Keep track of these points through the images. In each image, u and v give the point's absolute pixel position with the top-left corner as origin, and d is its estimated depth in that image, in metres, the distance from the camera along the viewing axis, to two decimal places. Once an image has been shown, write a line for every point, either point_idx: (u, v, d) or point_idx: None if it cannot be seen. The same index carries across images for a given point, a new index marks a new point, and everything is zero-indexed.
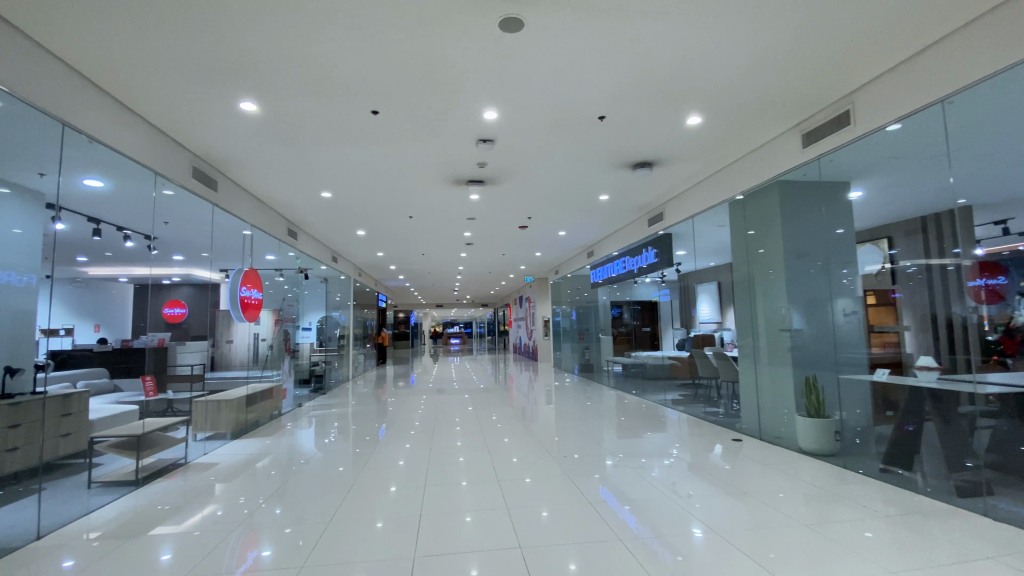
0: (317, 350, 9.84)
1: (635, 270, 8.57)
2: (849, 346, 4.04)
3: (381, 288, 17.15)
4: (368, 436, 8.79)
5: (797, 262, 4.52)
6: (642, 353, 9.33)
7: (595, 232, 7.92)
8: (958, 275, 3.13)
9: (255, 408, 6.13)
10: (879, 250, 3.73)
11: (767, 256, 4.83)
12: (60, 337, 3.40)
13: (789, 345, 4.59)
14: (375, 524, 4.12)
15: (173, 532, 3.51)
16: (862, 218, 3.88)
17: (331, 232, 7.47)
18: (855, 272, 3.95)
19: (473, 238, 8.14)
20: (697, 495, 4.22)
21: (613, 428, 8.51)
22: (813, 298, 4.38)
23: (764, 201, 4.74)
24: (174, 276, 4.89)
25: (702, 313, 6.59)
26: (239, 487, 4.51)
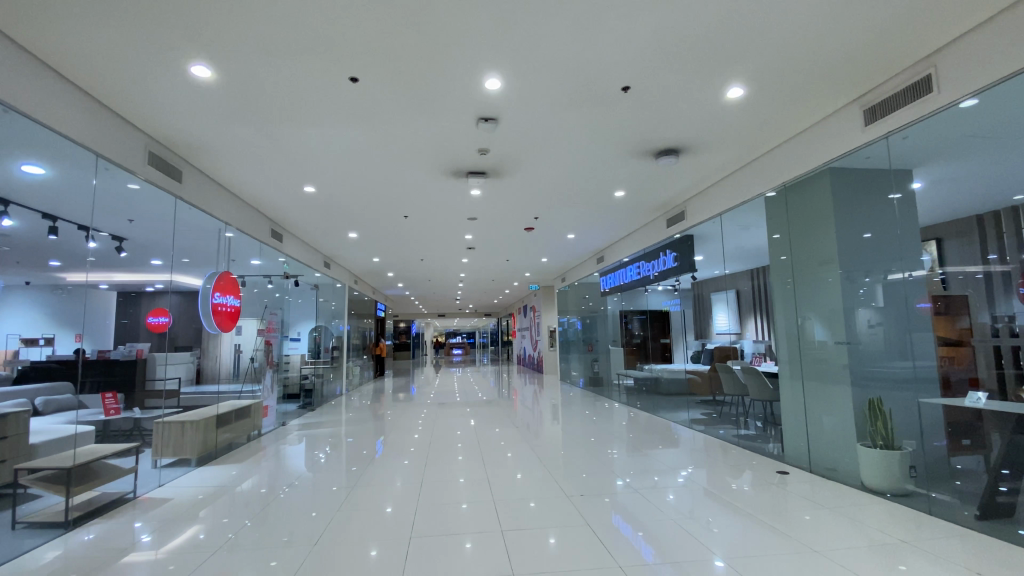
0: (307, 362, 9.23)
1: (648, 277, 7.98)
2: (876, 361, 3.70)
3: (379, 297, 16.55)
4: (363, 453, 8.17)
5: (817, 269, 4.17)
6: (654, 366, 8.69)
7: (607, 235, 7.31)
8: (1001, 281, 2.76)
9: (229, 429, 5.48)
10: (910, 257, 3.39)
11: (790, 263, 4.46)
12: (40, 347, 3.24)
13: (815, 360, 4.24)
14: (369, 552, 3.53)
15: (153, 558, 3.06)
16: (891, 222, 3.55)
17: (322, 235, 6.89)
18: (883, 281, 3.62)
19: (476, 242, 7.54)
20: (717, 525, 3.68)
21: (625, 447, 7.81)
22: (835, 309, 4.02)
23: (789, 203, 4.37)
24: (157, 283, 4.55)
25: (717, 324, 6.16)
26: (222, 508, 4.06)
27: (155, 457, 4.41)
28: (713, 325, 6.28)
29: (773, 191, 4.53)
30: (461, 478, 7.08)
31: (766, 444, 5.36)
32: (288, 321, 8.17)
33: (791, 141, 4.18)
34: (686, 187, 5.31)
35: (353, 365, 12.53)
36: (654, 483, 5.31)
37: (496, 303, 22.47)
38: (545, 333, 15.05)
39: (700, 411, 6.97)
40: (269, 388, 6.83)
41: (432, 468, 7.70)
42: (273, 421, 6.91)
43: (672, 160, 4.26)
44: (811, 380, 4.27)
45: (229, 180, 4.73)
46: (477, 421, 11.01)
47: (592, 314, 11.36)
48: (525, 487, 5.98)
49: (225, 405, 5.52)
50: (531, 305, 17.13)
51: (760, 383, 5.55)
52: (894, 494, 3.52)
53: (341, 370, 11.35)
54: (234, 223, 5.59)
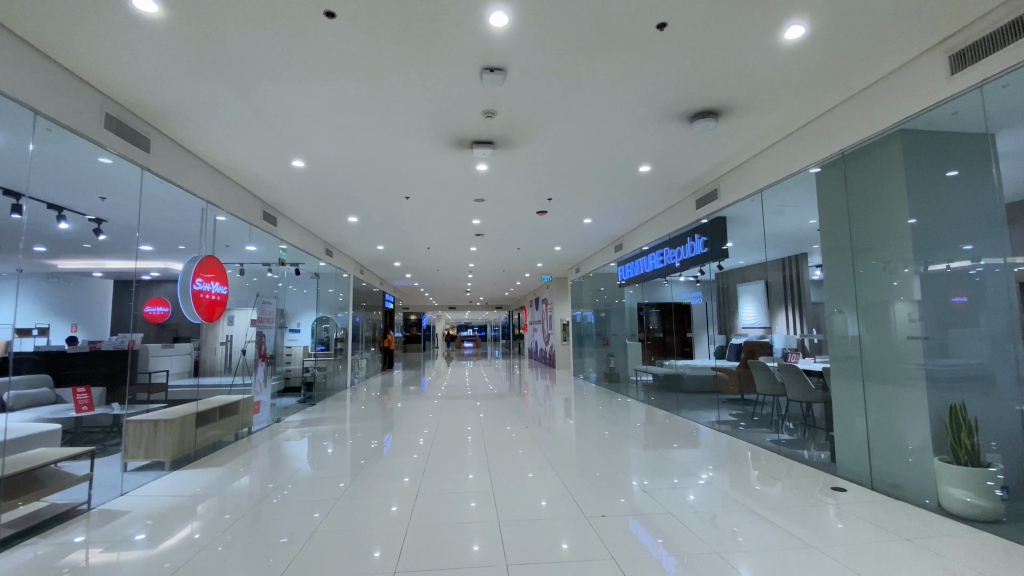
0: (308, 355, 8.77)
1: (672, 266, 7.39)
2: (909, 359, 3.38)
3: (388, 288, 16.12)
4: (369, 449, 7.62)
5: (842, 258, 3.92)
6: (675, 361, 8.10)
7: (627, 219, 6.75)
8: None
9: (216, 427, 5.01)
10: (950, 244, 3.08)
11: (828, 250, 4.05)
12: (33, 336, 3.14)
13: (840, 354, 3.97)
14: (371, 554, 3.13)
15: (145, 557, 2.88)
16: (936, 203, 3.19)
17: (322, 219, 6.43)
18: (919, 271, 3.29)
19: (485, 228, 7.04)
20: (749, 540, 3.21)
21: (647, 446, 7.20)
22: (868, 301, 3.70)
23: (829, 182, 3.97)
24: (152, 271, 4.27)
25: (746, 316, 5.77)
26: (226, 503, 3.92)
27: (125, 460, 3.98)
28: (743, 318, 5.78)
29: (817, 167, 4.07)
30: (469, 475, 6.62)
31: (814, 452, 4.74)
32: (285, 311, 7.71)
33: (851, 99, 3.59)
34: (721, 160, 4.74)
35: (359, 358, 12.08)
36: (675, 484, 4.88)
37: (507, 295, 21.93)
38: (558, 325, 14.54)
39: (730, 412, 6.37)
40: (262, 383, 6.33)
41: (439, 464, 7.23)
42: (266, 416, 6.41)
43: (709, 125, 3.70)
44: (841, 376, 3.96)
45: (212, 151, 4.27)
46: (487, 416, 10.56)
47: (609, 306, 10.79)
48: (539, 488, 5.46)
49: (211, 400, 5.06)
50: (543, 298, 16.59)
51: (802, 382, 4.99)
52: (948, 506, 3.07)
53: (347, 362, 10.87)
54: (223, 203, 5.15)
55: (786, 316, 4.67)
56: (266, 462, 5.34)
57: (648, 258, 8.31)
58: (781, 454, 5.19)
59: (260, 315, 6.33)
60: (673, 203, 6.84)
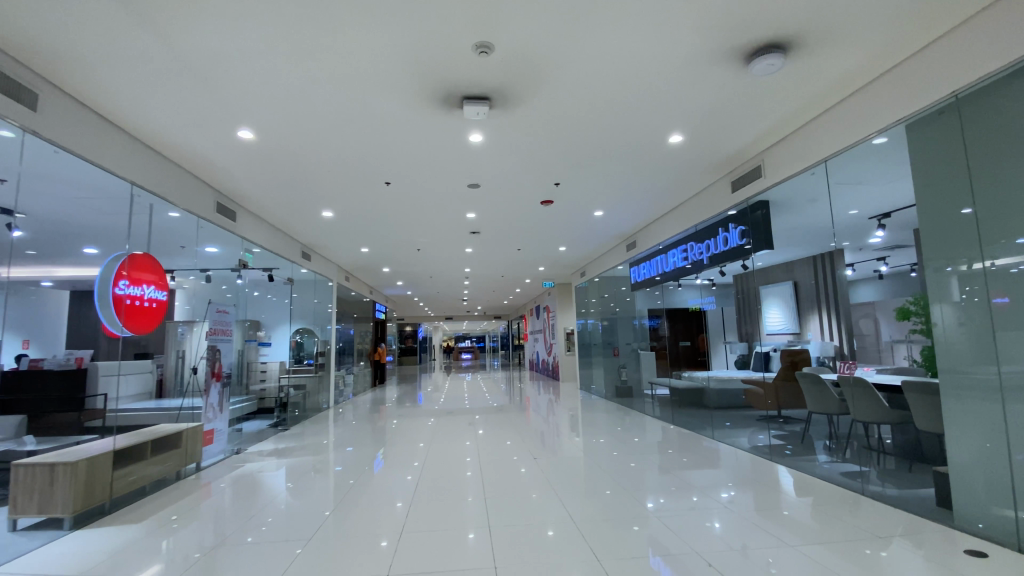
0: (281, 373, 7.78)
1: (694, 265, 6.49)
2: (1019, 362, 2.80)
3: (378, 298, 15.12)
4: (353, 476, 6.58)
5: (868, 255, 3.76)
6: (698, 374, 7.15)
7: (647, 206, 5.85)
8: None
9: (151, 461, 4.10)
10: None
11: (943, 228, 3.20)
12: None
13: (882, 358, 3.78)
14: None
15: None
16: None
17: (291, 211, 5.51)
18: (986, 267, 2.94)
19: (482, 222, 6.12)
20: None
21: (675, 468, 6.18)
22: (957, 296, 3.13)
23: (946, 138, 3.13)
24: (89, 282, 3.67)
25: (768, 322, 5.16)
26: (185, 540, 3.41)
27: (13, 517, 3.11)
28: (764, 324, 5.23)
29: (882, 136, 3.55)
30: (471, 501, 5.65)
31: (903, 491, 3.72)
32: (252, 323, 6.74)
33: (980, 14, 2.73)
34: (771, 123, 3.86)
35: (345, 374, 11.05)
36: (697, 512, 4.34)
37: (505, 304, 20.95)
38: (561, 335, 13.64)
39: (773, 434, 5.38)
40: (217, 407, 5.27)
41: (436, 488, 6.26)
42: (221, 448, 5.31)
43: (773, 64, 2.84)
44: (902, 386, 3.64)
45: (136, 115, 3.40)
46: (486, 431, 9.63)
47: (617, 313, 9.85)
48: (554, 524, 4.51)
49: (142, 433, 4.12)
50: (544, 305, 15.66)
51: (871, 398, 4.07)
52: None
53: (330, 381, 9.80)
54: (164, 189, 4.24)
55: (818, 320, 4.42)
56: (222, 501, 4.41)
57: (662, 258, 7.41)
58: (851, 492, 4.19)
59: (220, 328, 5.33)
60: (699, 190, 5.95)
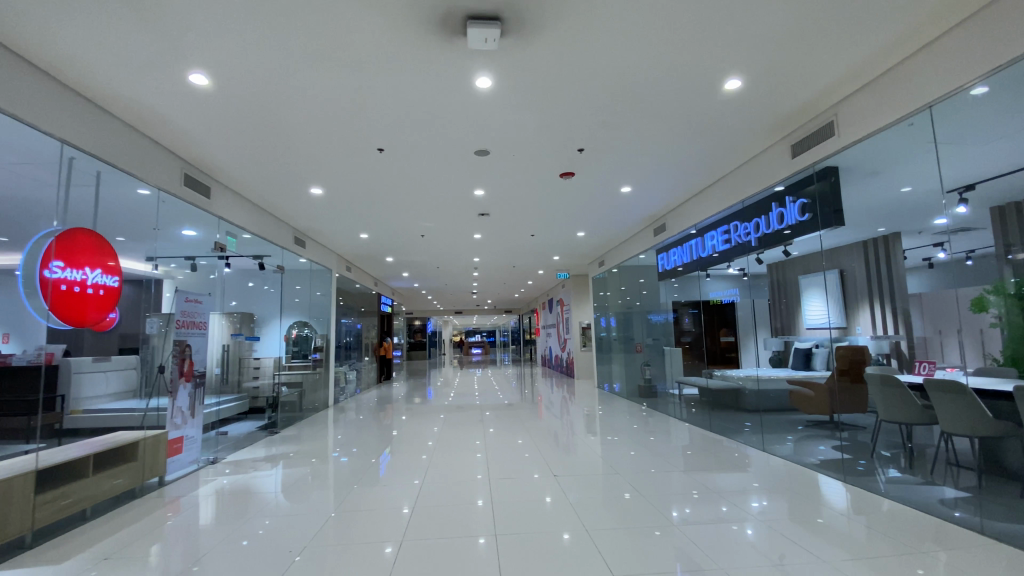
0: (276, 371, 7.09)
1: (737, 249, 5.69)
2: None
3: (385, 290, 14.51)
4: (354, 479, 5.96)
5: (924, 240, 3.35)
6: (734, 373, 6.37)
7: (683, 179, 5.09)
8: None
9: (97, 480, 3.48)
10: None
11: None
12: None
13: (937, 355, 3.43)
14: None
15: None
16: None
17: (276, 187, 4.84)
18: None
19: (493, 200, 5.40)
20: None
21: (714, 477, 5.36)
22: None
23: None
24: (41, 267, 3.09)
25: (807, 316, 4.73)
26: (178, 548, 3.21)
27: None
28: (803, 318, 4.79)
29: (995, 78, 2.84)
30: (482, 506, 4.98)
31: None
32: (239, 316, 6.17)
33: None
34: (854, 63, 3.09)
35: (348, 370, 10.39)
36: (723, 521, 4.06)
37: (516, 297, 20.19)
38: (576, 329, 12.94)
39: (832, 445, 4.60)
40: (190, 411, 4.59)
41: (442, 492, 5.63)
42: (193, 456, 4.57)
43: None
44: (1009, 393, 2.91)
45: (59, 53, 2.76)
46: (496, 429, 8.99)
47: (639, 306, 9.10)
48: (576, 542, 3.84)
49: (81, 448, 3.45)
50: (558, 298, 14.90)
51: (973, 409, 3.24)
52: None
53: (331, 379, 9.07)
54: (115, 154, 3.60)
55: (865, 313, 4.02)
56: (195, 517, 3.80)
57: (695, 244, 6.62)
58: (951, 521, 3.38)
59: (190, 319, 4.61)
60: (742, 162, 5.16)
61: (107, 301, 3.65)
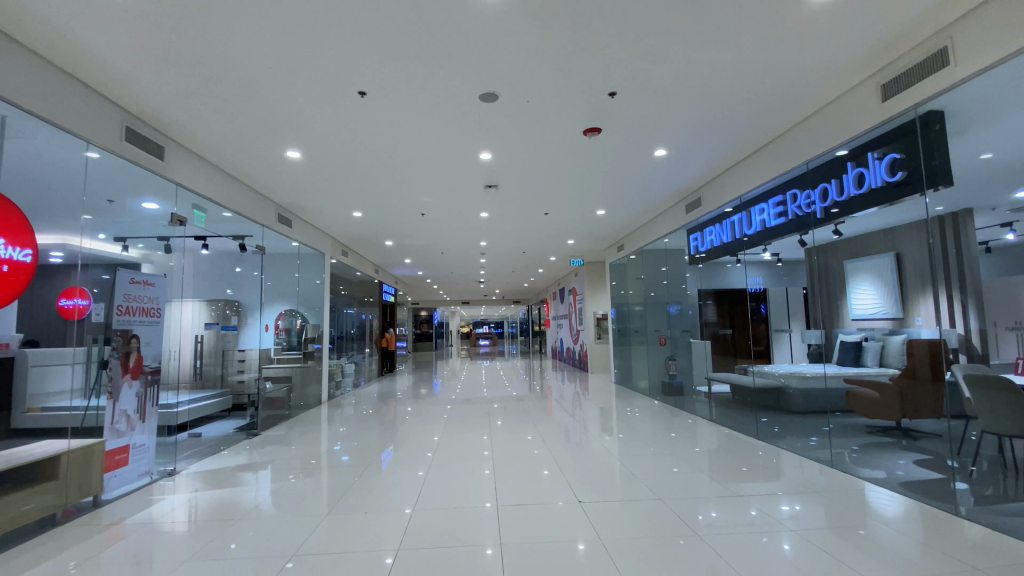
0: (263, 365, 6.39)
1: (799, 223, 4.73)
2: None
3: (388, 277, 13.80)
4: (353, 478, 5.29)
5: (989, 220, 2.90)
6: (769, 368, 5.67)
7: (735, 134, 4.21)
8: None
9: (3, 505, 2.69)
10: None
11: None
12: None
13: (997, 352, 2.97)
14: None
15: None
16: None
17: (244, 145, 4.06)
18: None
19: (502, 166, 4.59)
20: None
21: (737, 486, 4.61)
22: None
23: None
24: None
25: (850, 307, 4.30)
26: None
27: None
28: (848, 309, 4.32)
29: None
30: (487, 512, 4.22)
31: None
32: (223, 303, 6.72)
33: None
34: None
35: (347, 363, 9.72)
36: (766, 532, 3.43)
37: (526, 287, 19.33)
38: (590, 319, 12.14)
39: (912, 459, 3.77)
40: (140, 412, 3.87)
41: (443, 492, 4.93)
42: (144, 468, 3.86)
43: None
44: None
45: None
46: (505, 423, 8.28)
47: (661, 295, 8.30)
48: (595, 552, 3.13)
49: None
50: (571, 287, 14.10)
51: None
52: None
53: (325, 374, 8.15)
54: (34, 93, 2.86)
55: (927, 302, 3.45)
56: (148, 540, 3.08)
57: (737, 220, 5.68)
58: None
59: (137, 305, 3.85)
60: (807, 114, 4.21)
61: (22, 280, 2.82)
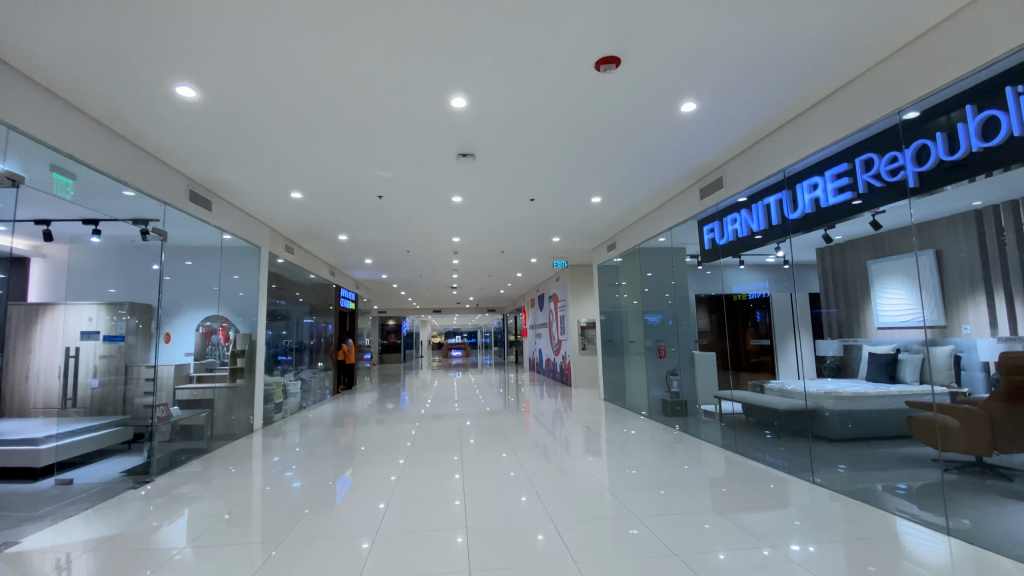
0: (175, 388, 5.22)
1: (871, 198, 3.52)
2: None
3: (348, 282, 12.52)
4: (286, 513, 4.10)
5: None
6: (782, 384, 4.76)
7: (786, 71, 3.19)
8: None
9: None
10: None
11: None
12: None
13: None
14: None
15: None
16: None
17: (109, 66, 2.81)
18: None
19: (477, 122, 3.52)
20: None
21: (744, 517, 3.63)
22: None
23: None
24: None
25: (890, 310, 3.51)
26: None
27: None
28: (899, 316, 3.42)
29: None
30: (450, 560, 3.09)
31: None
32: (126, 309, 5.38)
33: None
34: None
35: (293, 379, 8.41)
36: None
37: (501, 295, 18.27)
38: (572, 328, 11.13)
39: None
40: None
41: (394, 522, 3.83)
42: None
43: None
44: None
45: None
46: (477, 441, 7.15)
47: (656, 299, 7.27)
48: None
49: None
50: (550, 294, 13.09)
51: None
52: None
53: (261, 396, 6.79)
54: None
55: None
56: None
57: (774, 203, 4.51)
58: None
59: None
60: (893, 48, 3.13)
61: None
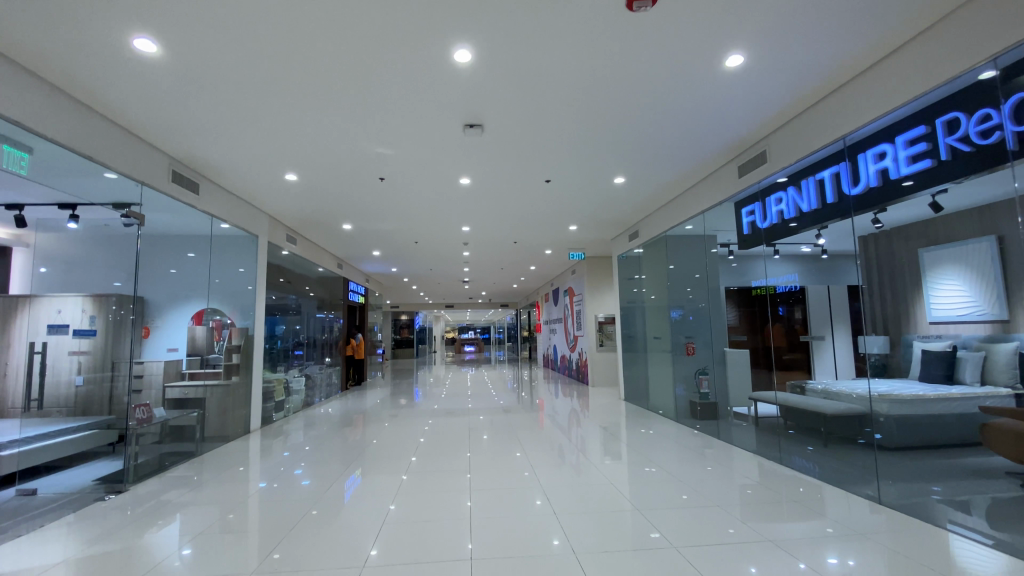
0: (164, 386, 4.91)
1: (952, 165, 2.91)
2: None
3: (357, 275, 12.17)
4: (278, 512, 3.75)
5: None
6: (821, 384, 4.25)
7: (854, 13, 2.64)
8: None
9: None
10: None
11: None
12: None
13: None
14: None
15: None
16: None
17: (48, 16, 2.39)
18: None
19: (485, 82, 3.05)
20: None
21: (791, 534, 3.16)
22: None
23: None
24: None
25: (943, 301, 3.01)
26: None
27: None
28: (960, 305, 2.91)
29: None
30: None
31: None
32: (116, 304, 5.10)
33: None
34: None
35: (298, 375, 8.06)
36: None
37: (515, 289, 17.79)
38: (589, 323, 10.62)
39: None
40: None
41: (396, 526, 3.43)
42: None
43: None
44: None
45: None
46: (489, 440, 6.72)
47: (682, 291, 6.72)
48: None
49: None
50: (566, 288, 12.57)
51: None
52: None
53: (260, 394, 6.41)
54: None
55: None
56: None
57: (831, 178, 3.92)
58: None
59: None
60: None
61: None
